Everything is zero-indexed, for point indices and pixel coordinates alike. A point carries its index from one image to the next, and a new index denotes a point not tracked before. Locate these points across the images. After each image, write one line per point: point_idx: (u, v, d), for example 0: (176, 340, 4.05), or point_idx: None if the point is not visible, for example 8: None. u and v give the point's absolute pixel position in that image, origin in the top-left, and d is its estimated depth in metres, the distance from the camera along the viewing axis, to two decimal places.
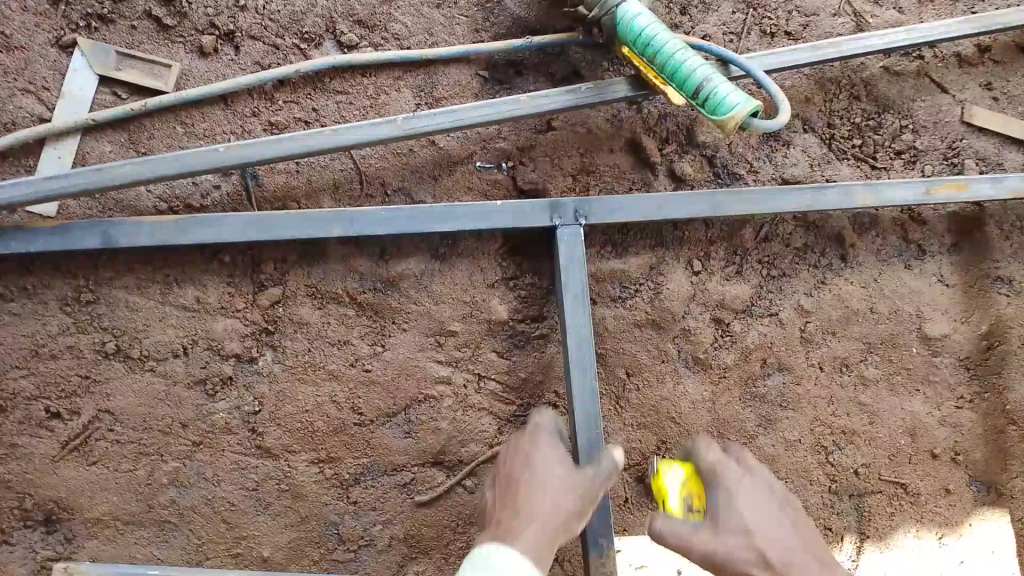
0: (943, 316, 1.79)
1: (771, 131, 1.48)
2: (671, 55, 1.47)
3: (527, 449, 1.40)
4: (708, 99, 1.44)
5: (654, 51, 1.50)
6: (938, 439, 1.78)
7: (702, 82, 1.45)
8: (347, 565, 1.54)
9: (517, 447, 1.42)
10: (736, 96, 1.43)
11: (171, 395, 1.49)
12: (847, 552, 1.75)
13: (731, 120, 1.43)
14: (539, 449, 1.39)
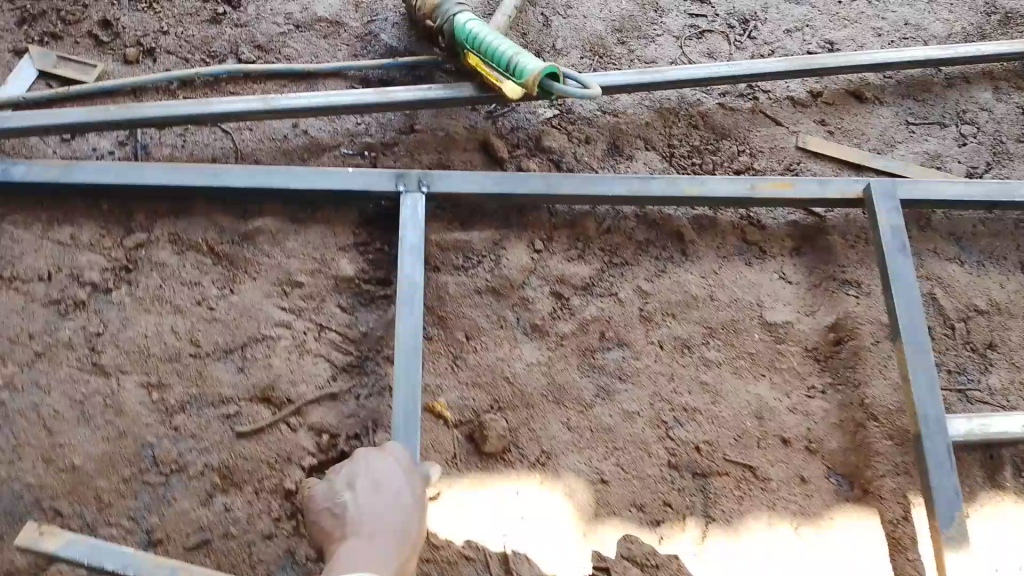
0: (782, 306, 1.85)
1: (576, 97, 1.76)
2: (487, 42, 1.80)
3: (381, 478, 1.33)
4: (515, 67, 1.75)
5: (476, 41, 1.83)
6: (788, 426, 1.73)
7: (510, 56, 1.76)
8: (155, 489, 1.51)
9: (371, 467, 1.34)
10: (535, 63, 1.74)
11: (27, 309, 1.62)
12: (691, 536, 1.60)
13: (532, 79, 1.72)
14: (396, 480, 1.33)
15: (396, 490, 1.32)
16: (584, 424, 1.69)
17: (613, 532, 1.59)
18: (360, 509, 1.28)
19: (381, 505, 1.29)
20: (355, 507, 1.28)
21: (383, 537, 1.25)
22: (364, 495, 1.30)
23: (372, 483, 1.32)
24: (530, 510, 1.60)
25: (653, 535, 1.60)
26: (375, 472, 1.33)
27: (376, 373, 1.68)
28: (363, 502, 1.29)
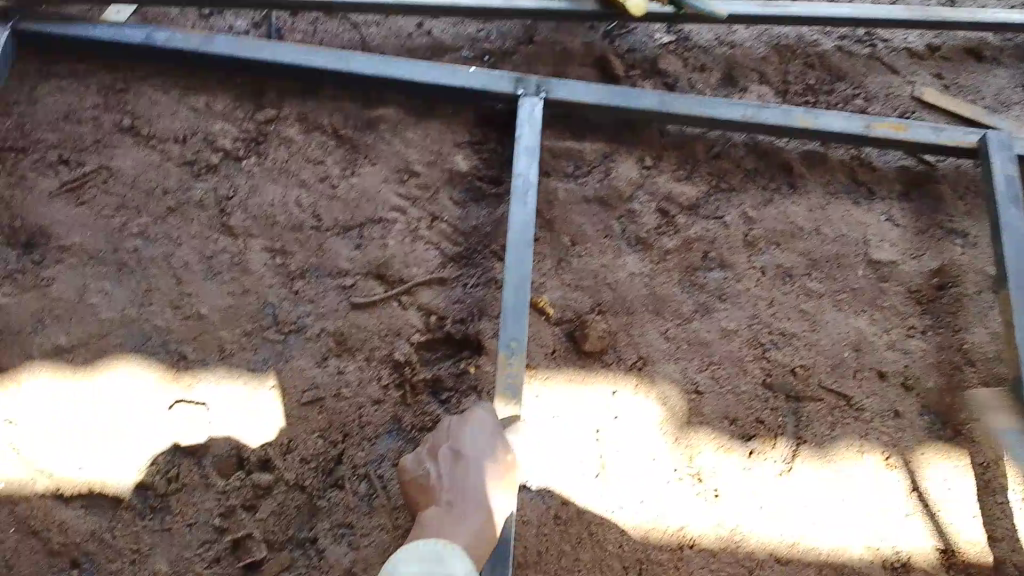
0: (888, 246, 1.83)
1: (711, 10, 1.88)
2: None
3: (461, 445, 1.35)
4: None
5: None
6: (886, 361, 1.72)
7: None
8: (275, 345, 1.58)
9: (453, 436, 1.36)
10: None
11: (162, 167, 1.69)
12: (781, 454, 1.61)
13: None
14: (478, 448, 1.34)
15: (477, 457, 1.33)
16: (682, 335, 1.70)
17: (705, 443, 1.61)
18: (443, 479, 1.31)
19: (461, 476, 1.31)
20: (437, 477, 1.32)
21: (465, 507, 1.27)
22: (445, 465, 1.32)
23: (452, 452, 1.34)
24: (621, 407, 1.63)
25: (742, 447, 1.62)
26: (456, 439, 1.35)
27: (483, 266, 1.71)
28: (444, 473, 1.32)
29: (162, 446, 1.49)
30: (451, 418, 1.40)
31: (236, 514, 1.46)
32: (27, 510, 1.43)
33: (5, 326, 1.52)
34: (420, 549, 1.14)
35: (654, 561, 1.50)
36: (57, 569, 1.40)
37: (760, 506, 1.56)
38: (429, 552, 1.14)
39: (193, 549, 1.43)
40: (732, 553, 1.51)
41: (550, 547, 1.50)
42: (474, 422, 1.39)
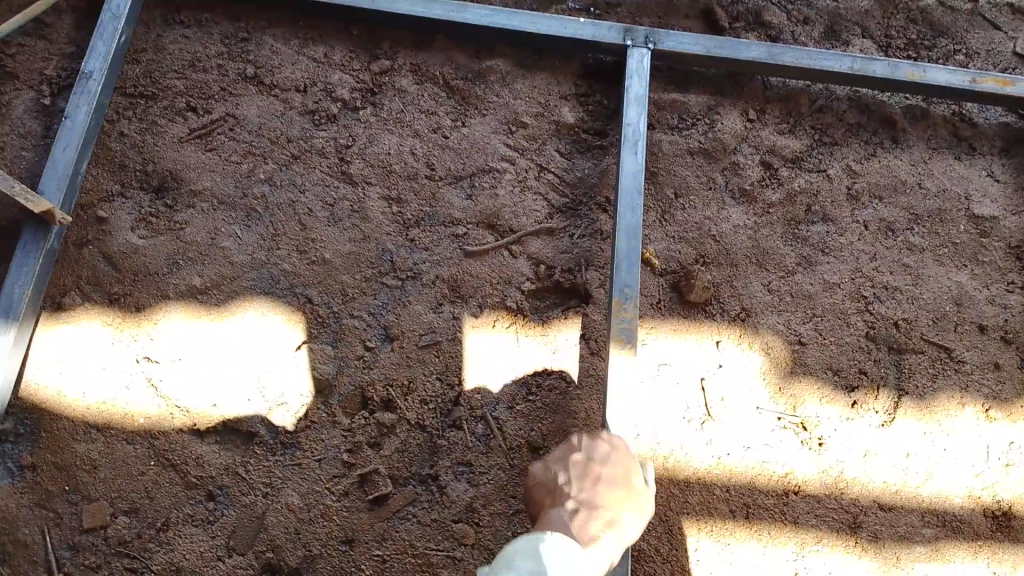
0: (990, 202, 1.84)
1: None
2: None
3: (593, 460, 1.37)
4: None
5: None
6: (985, 314, 1.74)
7: None
8: (393, 290, 1.64)
9: (587, 450, 1.39)
10: None
11: (286, 116, 1.75)
12: (883, 406, 1.64)
13: None
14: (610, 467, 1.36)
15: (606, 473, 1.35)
16: (784, 288, 1.73)
17: (808, 393, 1.65)
18: (571, 486, 1.33)
19: (587, 487, 1.33)
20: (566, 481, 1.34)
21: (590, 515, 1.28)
22: (575, 473, 1.35)
23: (583, 465, 1.36)
24: (726, 358, 1.67)
25: (844, 397, 1.65)
26: (589, 455, 1.38)
27: (589, 218, 1.75)
28: (573, 479, 1.34)
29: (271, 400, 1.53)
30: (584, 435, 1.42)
31: (363, 451, 1.53)
32: (165, 444, 1.49)
33: (142, 268, 1.60)
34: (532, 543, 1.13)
35: (759, 506, 1.55)
36: (193, 501, 1.46)
37: (864, 455, 1.60)
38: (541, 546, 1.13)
39: (322, 482, 1.49)
40: (836, 499, 1.56)
41: (658, 489, 1.55)
42: (608, 445, 1.41)
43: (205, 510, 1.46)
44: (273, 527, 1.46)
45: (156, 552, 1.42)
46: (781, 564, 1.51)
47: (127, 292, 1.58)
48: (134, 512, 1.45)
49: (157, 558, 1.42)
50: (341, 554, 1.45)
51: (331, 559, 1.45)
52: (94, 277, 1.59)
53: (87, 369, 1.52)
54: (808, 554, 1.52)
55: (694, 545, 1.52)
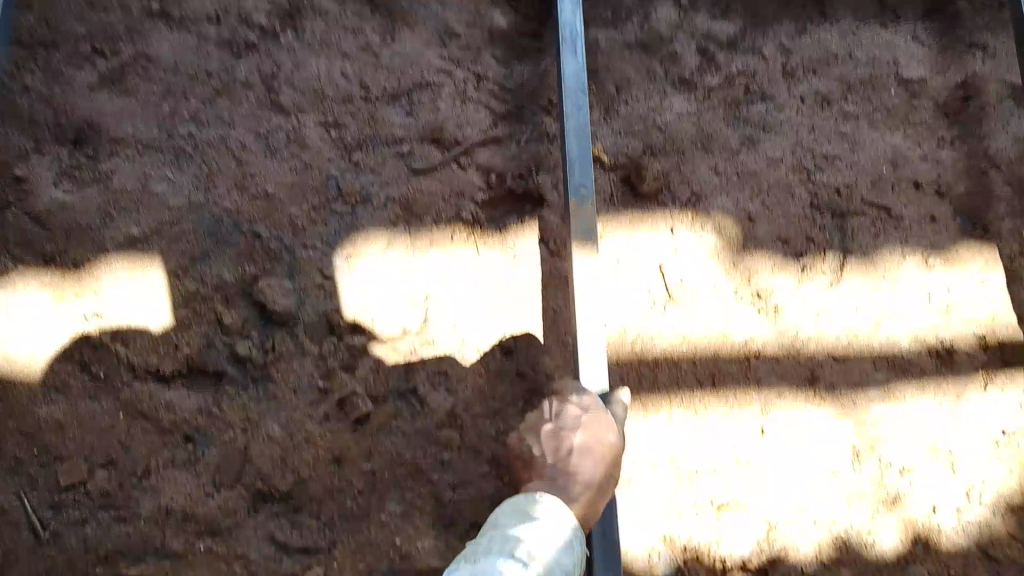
0: (917, 64, 1.91)
1: None
2: None
3: (564, 429, 1.37)
4: None
5: None
6: (920, 171, 1.82)
7: None
8: (347, 216, 1.65)
9: (557, 416, 1.39)
10: None
11: (201, 50, 1.71)
12: (832, 269, 1.72)
13: None
14: (582, 434, 1.35)
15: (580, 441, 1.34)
16: (731, 168, 1.77)
17: (761, 266, 1.71)
18: (544, 457, 1.35)
19: (560, 455, 1.34)
20: (541, 458, 1.35)
21: (561, 482, 1.29)
22: (548, 447, 1.35)
23: (555, 434, 1.37)
24: (681, 243, 1.72)
25: (795, 266, 1.72)
26: (559, 423, 1.38)
27: (533, 121, 1.76)
28: (547, 452, 1.35)
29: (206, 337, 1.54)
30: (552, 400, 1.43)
31: (338, 374, 1.55)
32: (131, 394, 1.49)
33: (73, 224, 1.56)
34: (517, 500, 1.23)
35: (724, 373, 1.64)
36: (171, 445, 1.48)
37: (816, 315, 1.69)
38: (525, 502, 1.22)
39: (300, 410, 1.51)
40: (793, 359, 1.65)
41: (629, 373, 1.62)
42: (579, 407, 1.40)
43: (185, 452, 1.48)
44: (257, 459, 1.48)
45: (141, 498, 1.44)
46: (747, 424, 1.61)
47: (63, 250, 1.55)
48: (112, 465, 1.45)
49: (144, 504, 1.44)
50: (331, 473, 1.49)
51: (322, 479, 1.48)
52: (22, 238, 1.55)
53: (31, 334, 1.50)
54: (772, 411, 1.62)
55: (667, 418, 1.60)
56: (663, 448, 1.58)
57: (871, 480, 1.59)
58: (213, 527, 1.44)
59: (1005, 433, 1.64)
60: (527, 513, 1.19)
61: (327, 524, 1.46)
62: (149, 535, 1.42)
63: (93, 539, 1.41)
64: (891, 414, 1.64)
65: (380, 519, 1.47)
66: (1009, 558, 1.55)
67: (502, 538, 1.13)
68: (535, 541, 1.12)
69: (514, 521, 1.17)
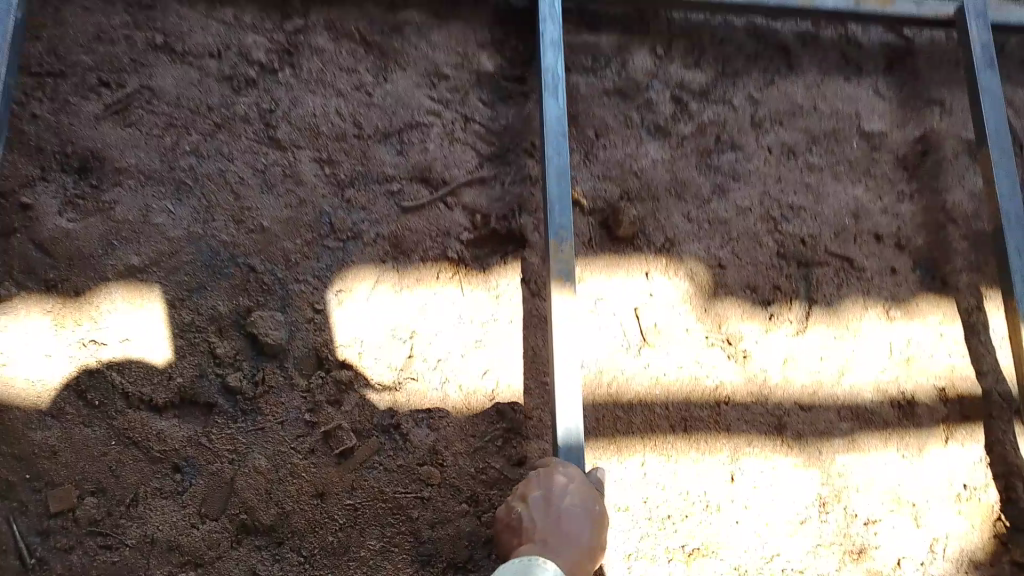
0: (878, 118, 2.02)
1: None
2: None
3: (553, 493, 1.40)
4: None
5: None
6: (880, 224, 1.91)
7: None
8: (335, 253, 1.68)
9: (544, 485, 1.42)
10: None
11: (204, 84, 1.72)
12: (798, 317, 1.80)
13: None
14: (571, 500, 1.38)
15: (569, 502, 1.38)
16: (702, 216, 1.85)
17: (732, 312, 1.79)
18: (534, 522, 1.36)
19: (552, 519, 1.35)
20: (529, 521, 1.37)
21: (557, 545, 1.32)
22: (538, 513, 1.37)
23: (545, 500, 1.39)
24: (657, 286, 1.79)
25: (763, 312, 1.80)
26: (549, 489, 1.41)
27: (517, 164, 1.81)
28: (537, 518, 1.37)
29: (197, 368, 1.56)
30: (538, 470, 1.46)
31: (323, 409, 1.58)
32: (125, 423, 1.51)
33: (76, 253, 1.56)
34: (518, 564, 1.23)
35: (696, 419, 1.68)
36: (160, 475, 1.50)
37: (783, 362, 1.75)
38: (526, 566, 1.23)
39: (288, 443, 1.55)
40: (762, 405, 1.71)
41: (604, 415, 1.66)
42: (567, 476, 1.44)
43: (173, 482, 1.50)
44: (244, 491, 1.51)
45: (129, 527, 1.47)
46: (717, 471, 1.64)
47: (64, 278, 1.55)
48: (102, 493, 1.47)
49: (131, 532, 1.46)
50: (313, 507, 1.52)
51: (304, 514, 1.51)
52: (26, 266, 1.54)
53: (31, 359, 1.50)
54: (741, 458, 1.66)
55: (640, 463, 1.63)
56: (635, 494, 1.60)
57: (837, 531, 1.61)
58: (197, 558, 1.47)
59: (966, 488, 1.69)
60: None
61: (307, 558, 1.49)
62: (135, 563, 1.45)
63: (78, 567, 1.43)
64: (857, 464, 1.68)
65: (360, 555, 1.50)
66: None
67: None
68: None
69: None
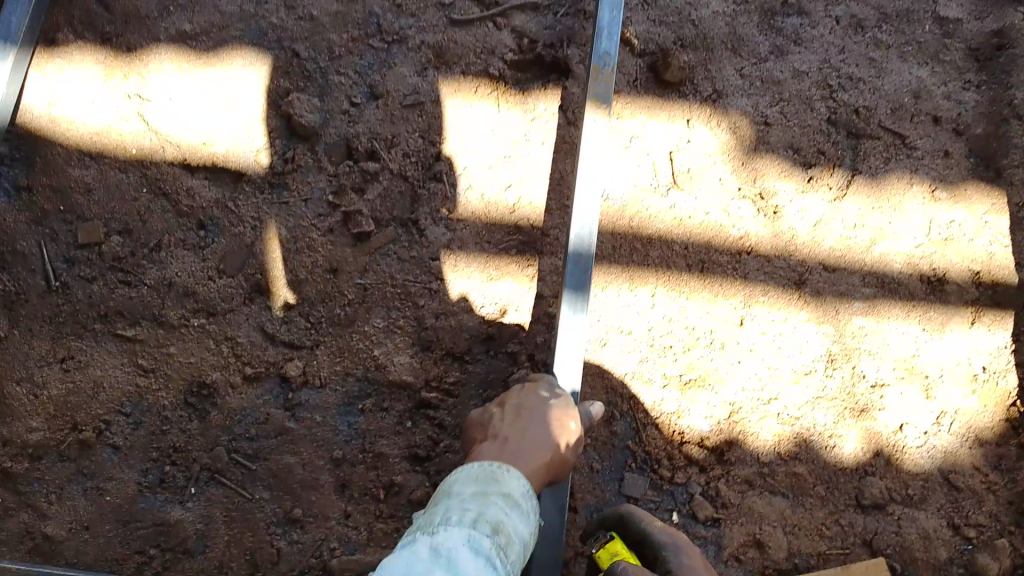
0: (955, 6, 1.92)
1: None
2: None
3: (529, 403, 1.29)
4: None
5: None
6: (941, 107, 1.84)
7: None
8: (379, 53, 1.71)
9: (524, 396, 1.32)
10: None
11: None
12: (837, 184, 1.75)
13: None
14: (544, 412, 1.27)
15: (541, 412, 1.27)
16: (755, 74, 1.81)
17: (770, 169, 1.74)
18: (501, 422, 1.26)
19: (518, 423, 1.25)
20: (500, 423, 1.26)
21: (519, 449, 1.19)
22: (509, 416, 1.27)
23: (517, 405, 1.29)
24: (697, 132, 1.75)
25: (802, 174, 1.75)
26: (525, 399, 1.31)
27: None
28: (507, 420, 1.27)
29: (225, 134, 1.60)
30: (522, 385, 1.37)
31: (347, 194, 1.61)
32: (156, 174, 1.57)
33: (133, 11, 1.66)
34: (480, 469, 1.11)
35: (714, 263, 1.67)
36: (185, 229, 1.56)
37: (813, 224, 1.72)
38: (487, 471, 1.10)
39: (309, 219, 1.59)
40: (784, 260, 1.69)
41: (623, 244, 1.67)
42: (550, 392, 1.33)
43: (196, 237, 1.56)
44: (262, 256, 1.56)
45: (149, 269, 1.53)
46: (728, 313, 1.64)
47: (120, 33, 1.64)
48: (128, 234, 1.54)
49: (150, 274, 1.53)
50: (326, 281, 1.55)
51: (316, 285, 1.55)
52: (87, 18, 1.65)
53: (78, 101, 1.59)
54: (754, 305, 1.65)
55: (651, 294, 1.64)
56: (642, 321, 1.62)
57: (841, 387, 1.62)
58: (210, 307, 1.52)
59: (983, 369, 1.66)
60: (486, 480, 1.08)
61: (313, 325, 1.53)
62: (149, 302, 1.51)
63: (97, 296, 1.51)
64: (873, 329, 1.66)
65: (364, 330, 1.53)
66: (967, 487, 1.57)
67: (459, 506, 1.02)
68: (498, 510, 1.01)
69: (473, 491, 1.05)
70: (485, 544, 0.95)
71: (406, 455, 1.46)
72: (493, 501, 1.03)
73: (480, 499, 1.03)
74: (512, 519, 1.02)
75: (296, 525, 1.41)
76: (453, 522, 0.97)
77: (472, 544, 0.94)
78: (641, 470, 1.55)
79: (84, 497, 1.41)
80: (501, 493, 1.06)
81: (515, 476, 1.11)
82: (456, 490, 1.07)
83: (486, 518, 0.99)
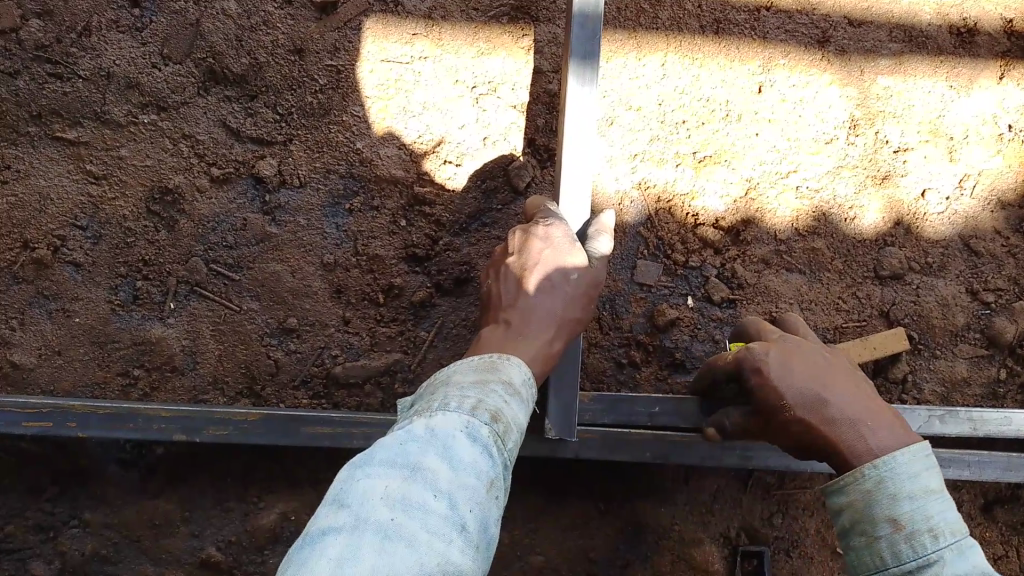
0: None
1: None
2: None
3: (527, 264, 1.13)
4: None
5: None
6: None
7: None
8: None
9: (522, 251, 1.15)
10: None
11: None
12: None
13: None
14: (543, 277, 1.12)
15: (537, 278, 1.12)
16: None
17: None
18: (501, 297, 1.12)
19: (519, 296, 1.11)
20: (501, 295, 1.13)
21: (530, 329, 1.06)
22: (509, 288, 1.12)
23: (517, 270, 1.14)
24: None
25: None
26: (523, 257, 1.14)
27: None
28: (507, 293, 1.12)
29: None
30: (520, 229, 1.19)
31: None
32: None
33: None
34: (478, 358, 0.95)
35: (731, 23, 1.51)
36: (116, 8, 1.35)
37: None
38: (486, 359, 0.93)
39: None
40: (807, 15, 1.53)
41: (629, 5, 1.50)
42: (545, 240, 1.15)
43: (130, 18, 1.35)
44: (211, 36, 1.35)
45: (81, 59, 1.33)
46: (745, 81, 1.49)
47: None
48: (48, 16, 1.34)
49: (83, 65, 1.33)
50: (291, 64, 1.35)
51: (279, 69, 1.35)
52: None
53: None
54: (773, 70, 1.50)
55: (661, 63, 1.48)
56: (652, 94, 1.47)
57: (863, 155, 1.49)
58: (159, 101, 1.33)
59: (1010, 128, 1.53)
60: (486, 368, 0.91)
61: (282, 117, 1.34)
62: (87, 97, 1.32)
63: (26, 94, 1.32)
64: (898, 88, 1.52)
65: (341, 120, 1.35)
66: (987, 253, 1.50)
67: (456, 391, 0.86)
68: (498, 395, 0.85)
69: (472, 377, 0.89)
70: (484, 431, 0.80)
71: (403, 256, 1.33)
72: (493, 390, 0.87)
73: (478, 386, 0.86)
74: (511, 408, 0.86)
75: (293, 334, 1.31)
76: (449, 404, 0.82)
77: (471, 429, 0.79)
78: (654, 257, 1.45)
79: (50, 320, 1.29)
80: (503, 379, 0.90)
81: (517, 362, 0.95)
82: (455, 376, 0.90)
83: (485, 402, 0.83)
